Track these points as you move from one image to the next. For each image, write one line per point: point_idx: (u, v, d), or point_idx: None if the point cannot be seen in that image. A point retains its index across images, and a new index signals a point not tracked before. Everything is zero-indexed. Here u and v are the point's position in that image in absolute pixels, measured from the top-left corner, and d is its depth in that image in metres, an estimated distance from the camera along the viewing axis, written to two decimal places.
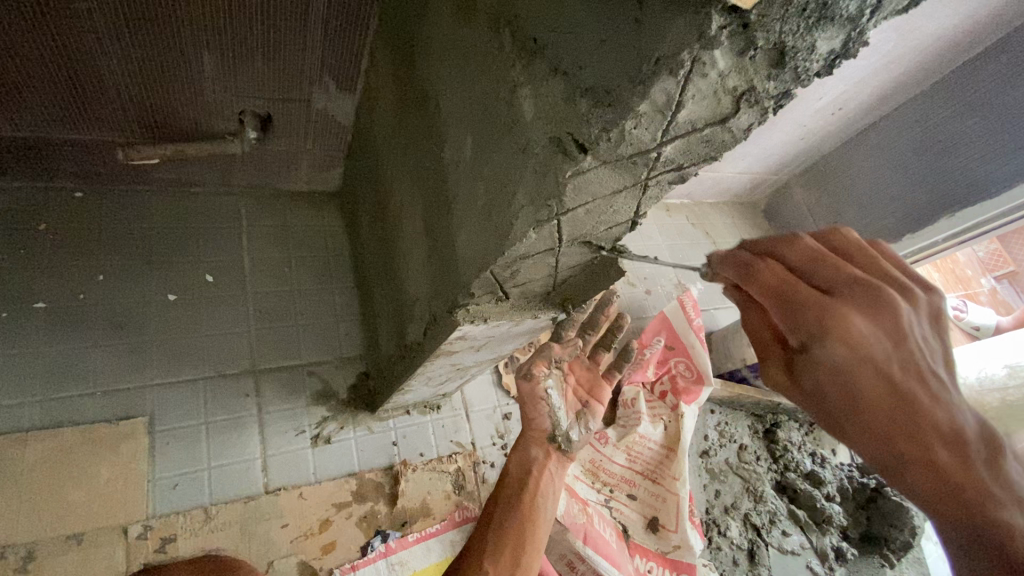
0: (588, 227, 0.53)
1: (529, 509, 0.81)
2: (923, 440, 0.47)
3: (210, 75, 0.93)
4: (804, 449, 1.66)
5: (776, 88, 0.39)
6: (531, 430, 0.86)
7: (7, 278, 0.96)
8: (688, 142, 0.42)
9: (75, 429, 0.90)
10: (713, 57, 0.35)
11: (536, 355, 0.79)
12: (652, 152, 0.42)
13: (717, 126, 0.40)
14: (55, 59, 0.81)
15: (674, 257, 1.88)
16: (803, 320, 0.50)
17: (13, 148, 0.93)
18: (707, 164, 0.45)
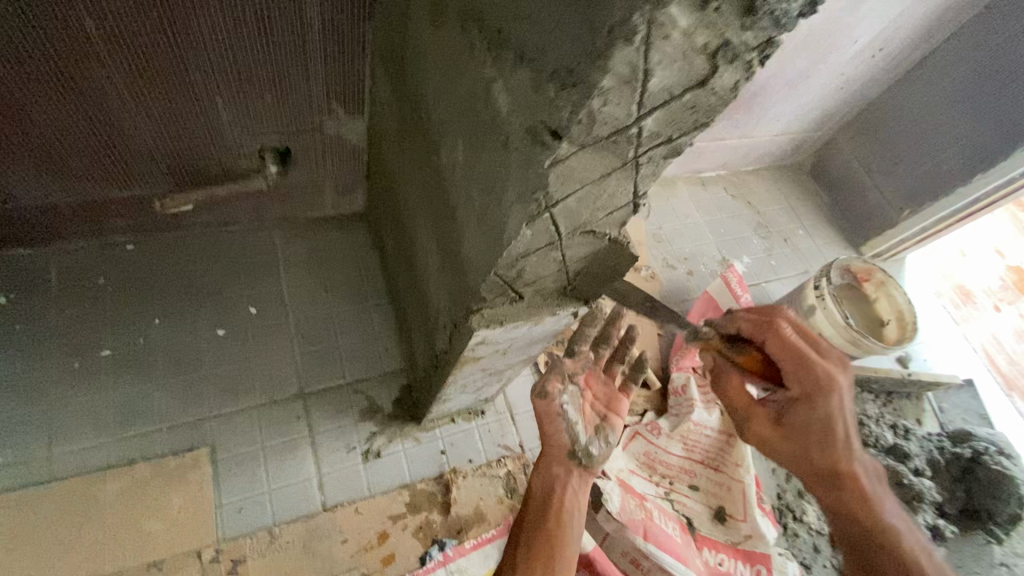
0: (586, 216, 0.50)
1: (554, 526, 0.80)
2: (846, 460, 0.84)
3: (226, 118, 0.97)
4: (883, 421, 1.52)
5: (756, 38, 0.35)
6: (551, 449, 0.85)
7: (77, 332, 1.05)
8: (669, 112, 0.39)
9: (147, 463, 0.98)
10: (671, 16, 0.32)
11: (551, 372, 0.83)
12: (631, 128, 0.39)
13: (697, 90, 0.37)
14: (88, 126, 0.88)
15: (713, 233, 1.78)
16: (807, 376, 0.82)
17: (70, 212, 1.02)
18: (698, 131, 0.41)
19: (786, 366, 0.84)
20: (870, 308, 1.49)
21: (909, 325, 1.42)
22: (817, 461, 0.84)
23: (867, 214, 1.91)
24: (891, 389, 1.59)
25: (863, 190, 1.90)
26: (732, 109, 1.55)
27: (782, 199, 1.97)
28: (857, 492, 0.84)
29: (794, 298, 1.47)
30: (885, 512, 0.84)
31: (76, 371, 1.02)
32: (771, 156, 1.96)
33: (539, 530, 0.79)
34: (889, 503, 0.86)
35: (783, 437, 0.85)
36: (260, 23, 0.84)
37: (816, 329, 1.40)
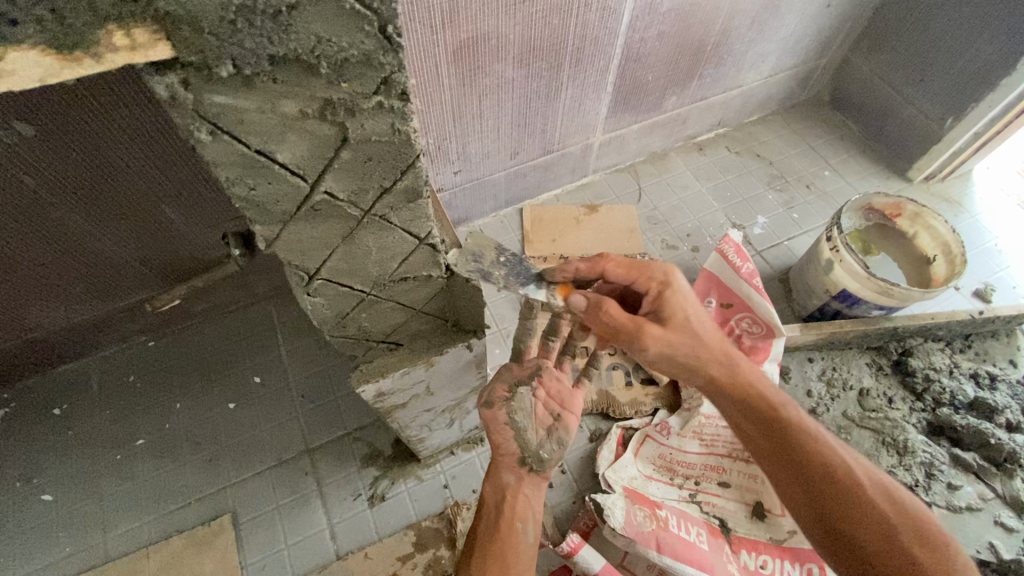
0: (373, 270, 0.56)
1: (506, 534, 0.82)
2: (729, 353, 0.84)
3: (179, 221, 1.06)
4: (958, 372, 1.28)
5: (349, 87, 0.39)
6: (500, 458, 0.86)
7: (115, 427, 1.21)
8: (338, 169, 0.44)
9: (181, 535, 1.10)
10: (224, 102, 0.37)
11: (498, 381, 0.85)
12: (313, 194, 0.45)
13: (340, 145, 0.42)
14: (67, 259, 1.01)
15: (719, 199, 1.63)
16: (655, 269, 0.84)
17: (92, 327, 1.19)
18: (396, 173, 0.46)
19: (640, 283, 0.84)
20: (910, 245, 1.29)
21: (958, 258, 1.20)
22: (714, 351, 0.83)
23: (904, 135, 1.65)
24: (967, 332, 1.35)
25: (894, 107, 1.64)
26: (700, 66, 1.44)
27: (799, 142, 1.76)
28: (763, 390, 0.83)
29: (811, 255, 1.30)
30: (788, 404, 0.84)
31: (118, 462, 1.17)
32: (776, 98, 1.77)
33: (492, 539, 0.82)
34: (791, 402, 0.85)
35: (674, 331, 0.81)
36: (168, 137, 0.90)
37: (838, 286, 1.23)
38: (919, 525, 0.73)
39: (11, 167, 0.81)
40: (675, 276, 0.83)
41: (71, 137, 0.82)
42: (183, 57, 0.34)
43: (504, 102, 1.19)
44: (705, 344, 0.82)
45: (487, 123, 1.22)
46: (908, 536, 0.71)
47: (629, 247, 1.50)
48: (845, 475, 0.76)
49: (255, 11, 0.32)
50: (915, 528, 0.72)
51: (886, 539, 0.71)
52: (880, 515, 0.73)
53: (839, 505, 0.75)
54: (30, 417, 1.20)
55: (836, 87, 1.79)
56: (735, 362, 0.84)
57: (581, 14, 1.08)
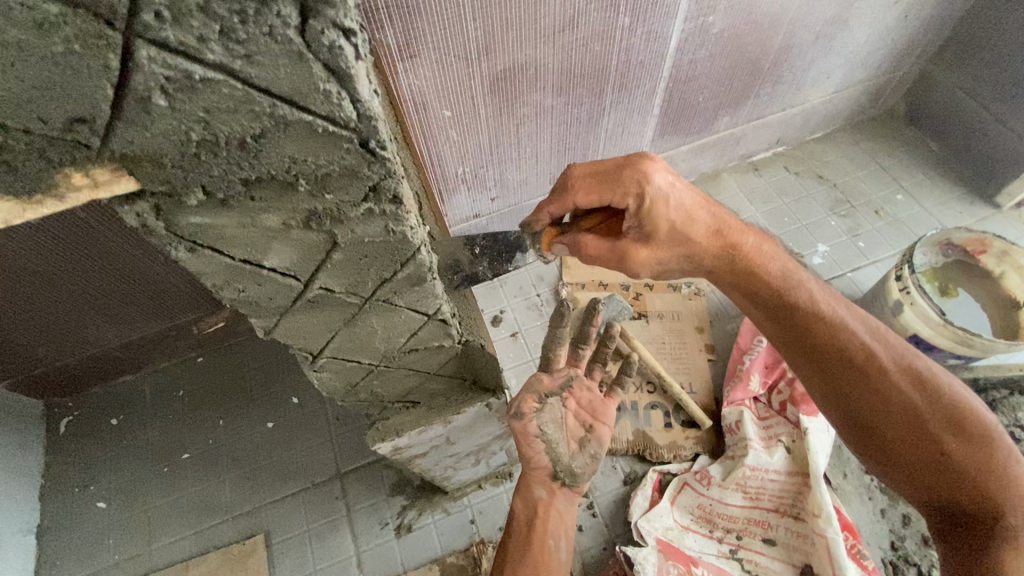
0: (383, 344, 0.57)
1: (538, 550, 0.81)
2: (731, 241, 0.76)
3: None
4: None
5: (331, 199, 0.40)
6: (531, 472, 0.84)
7: (165, 440, 1.27)
8: (330, 266, 0.46)
9: (218, 552, 1.14)
10: (199, 220, 0.39)
11: (526, 391, 0.82)
12: (307, 289, 0.47)
13: (328, 247, 0.44)
14: (103, 297, 1.08)
15: (774, 225, 1.52)
16: (626, 179, 0.70)
17: (148, 346, 1.26)
18: (393, 266, 0.48)
19: (617, 200, 0.71)
20: (996, 286, 1.15)
21: None
22: (712, 246, 0.76)
23: (994, 155, 1.48)
24: None
25: (983, 125, 1.47)
26: (756, 85, 1.34)
27: (869, 162, 1.62)
28: (773, 282, 0.77)
29: (877, 293, 1.19)
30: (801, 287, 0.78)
31: (165, 475, 1.23)
32: (843, 114, 1.63)
33: (525, 552, 0.80)
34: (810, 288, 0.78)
35: (661, 243, 0.73)
36: None
37: (908, 330, 1.11)
38: (951, 410, 0.72)
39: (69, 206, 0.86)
40: (652, 180, 0.70)
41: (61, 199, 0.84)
42: (151, 188, 0.36)
43: (542, 130, 1.15)
44: (700, 244, 0.74)
45: (524, 151, 1.19)
46: (939, 427, 0.71)
47: None
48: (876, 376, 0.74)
49: (219, 144, 0.34)
50: (949, 417, 0.71)
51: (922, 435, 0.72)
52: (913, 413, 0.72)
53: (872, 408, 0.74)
54: (91, 426, 1.28)
55: (914, 101, 1.63)
56: (738, 252, 0.77)
57: (624, 39, 1.02)
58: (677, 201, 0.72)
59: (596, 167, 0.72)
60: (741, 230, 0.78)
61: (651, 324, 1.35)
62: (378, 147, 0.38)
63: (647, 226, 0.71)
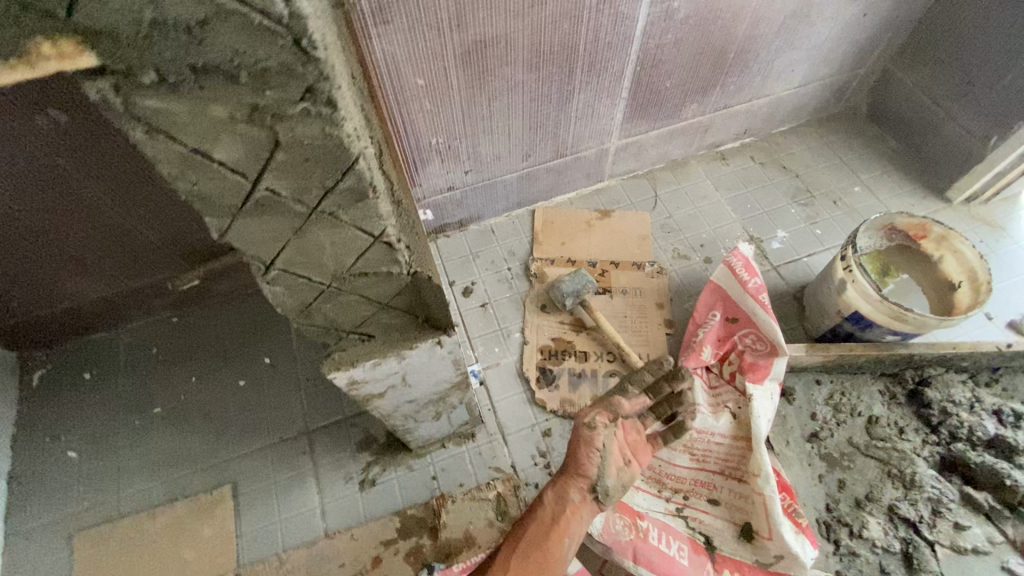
0: (332, 264, 0.61)
1: (552, 543, 0.93)
2: None
3: (167, 199, 1.08)
4: (982, 406, 1.21)
5: (277, 95, 0.44)
6: (574, 475, 0.96)
7: (136, 394, 1.30)
8: (276, 168, 0.49)
9: (185, 500, 1.17)
10: (154, 105, 0.42)
11: (603, 408, 0.96)
12: (255, 190, 0.50)
13: (273, 149, 0.47)
14: (75, 246, 1.09)
15: (738, 210, 1.59)
16: None
17: (116, 301, 1.29)
18: (336, 174, 0.51)
19: None
20: (935, 269, 1.22)
21: (983, 284, 1.13)
22: None
23: (945, 152, 1.56)
24: (995, 366, 1.27)
25: (937, 123, 1.55)
26: (724, 73, 1.40)
27: (831, 155, 1.69)
28: None
29: (825, 273, 1.26)
30: None
31: (136, 427, 1.26)
32: (809, 107, 1.70)
33: (540, 543, 0.94)
34: None
35: None
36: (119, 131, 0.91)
37: (851, 307, 1.18)
38: None
39: (44, 149, 0.89)
40: None
41: (19, 138, 0.86)
42: (109, 65, 0.39)
43: (514, 105, 1.20)
44: None
45: (497, 125, 1.24)
46: None
47: (638, 254, 1.49)
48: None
49: (168, 26, 0.37)
50: None
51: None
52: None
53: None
54: (63, 380, 1.31)
55: (875, 99, 1.71)
56: None
57: (592, 19, 1.08)
58: None
59: None
60: None
61: (616, 299, 1.42)
62: (318, 46, 0.41)
63: None
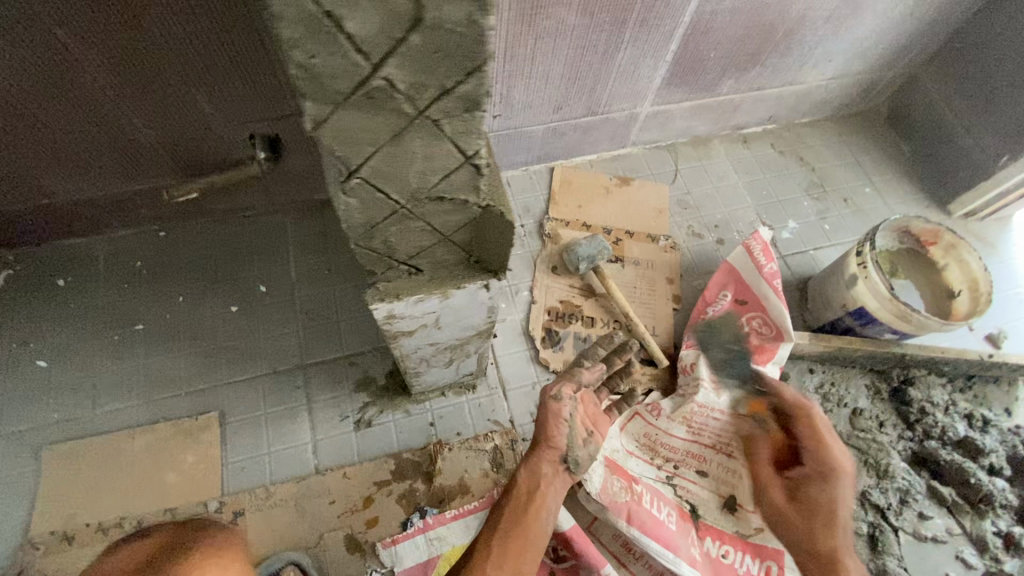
0: (415, 182, 0.53)
1: (531, 521, 0.87)
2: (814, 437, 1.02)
3: (182, 95, 0.98)
4: (954, 409, 1.28)
5: None
6: (543, 448, 0.93)
7: (116, 308, 1.21)
8: (407, 56, 0.41)
9: (168, 423, 1.12)
10: None
11: (567, 378, 0.96)
12: (375, 79, 0.42)
13: (418, 30, 0.39)
14: (69, 136, 0.99)
15: (752, 196, 1.59)
16: (820, 452, 1.00)
17: (105, 208, 1.18)
18: (465, 75, 0.44)
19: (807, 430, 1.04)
20: (938, 276, 1.26)
21: (983, 296, 1.17)
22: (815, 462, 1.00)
23: (954, 164, 1.59)
24: (972, 374, 1.34)
25: (952, 135, 1.57)
26: (765, 53, 1.37)
27: (846, 153, 1.70)
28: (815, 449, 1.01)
29: (835, 266, 1.28)
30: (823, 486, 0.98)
31: (116, 343, 1.18)
32: (834, 103, 1.70)
33: (520, 519, 0.87)
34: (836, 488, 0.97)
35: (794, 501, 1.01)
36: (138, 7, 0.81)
37: (858, 303, 1.21)
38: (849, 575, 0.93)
39: (46, 15, 0.79)
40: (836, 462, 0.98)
41: None
42: None
43: (556, 53, 1.14)
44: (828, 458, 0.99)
45: (534, 71, 1.17)
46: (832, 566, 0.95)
47: (653, 227, 1.48)
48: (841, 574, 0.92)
49: None
50: None
51: (819, 564, 0.94)
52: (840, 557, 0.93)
53: (811, 456, 1.00)
54: (33, 284, 1.21)
55: (896, 103, 1.72)
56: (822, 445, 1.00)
57: None
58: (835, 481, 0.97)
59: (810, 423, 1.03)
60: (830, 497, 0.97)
61: (626, 269, 1.41)
62: None
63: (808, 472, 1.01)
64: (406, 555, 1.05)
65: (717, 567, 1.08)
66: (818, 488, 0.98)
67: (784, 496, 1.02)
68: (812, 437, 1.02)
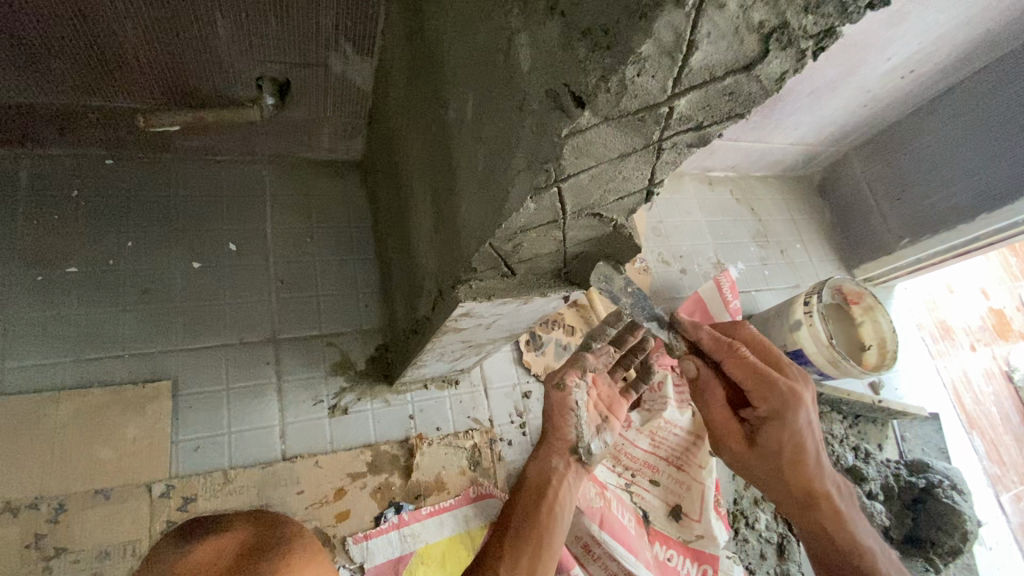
0: (595, 197, 0.47)
1: (545, 518, 0.85)
2: (778, 401, 0.86)
3: (200, 7, 0.84)
4: (847, 441, 1.54)
5: (816, 25, 0.33)
6: (554, 440, 0.91)
7: (42, 241, 0.99)
8: (705, 95, 0.36)
9: (105, 389, 0.94)
10: None
11: (572, 366, 0.91)
12: (662, 107, 0.36)
13: (741, 74, 0.35)
14: (33, 22, 0.79)
15: (712, 233, 1.76)
16: (772, 400, 0.86)
17: (45, 117, 0.96)
18: (731, 122, 0.40)
19: (757, 398, 0.88)
20: (854, 330, 1.51)
21: (889, 353, 1.43)
22: (779, 434, 0.88)
23: (864, 237, 1.89)
24: (859, 413, 1.62)
25: (866, 213, 1.86)
26: None
27: (785, 210, 1.95)
28: (768, 405, 0.87)
29: (782, 310, 1.47)
30: (792, 434, 0.87)
31: (37, 285, 0.97)
32: (782, 164, 1.93)
33: (531, 518, 0.84)
34: (803, 426, 0.87)
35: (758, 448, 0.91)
36: None
37: (799, 344, 1.41)
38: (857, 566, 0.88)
39: None
40: (792, 411, 0.86)
41: None
42: None
43: None
44: (788, 419, 0.86)
45: None
46: (828, 537, 0.91)
47: None
48: (824, 500, 0.91)
49: None
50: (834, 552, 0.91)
51: (800, 505, 0.92)
52: (820, 486, 0.90)
53: (765, 397, 0.87)
54: None
55: (827, 175, 2.00)
56: (784, 412, 0.86)
57: None
58: (796, 436, 0.88)
59: (762, 372, 0.87)
60: (795, 442, 0.88)
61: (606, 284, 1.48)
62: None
63: (761, 430, 0.90)
64: (378, 552, 0.99)
65: (664, 569, 1.18)
66: (777, 434, 0.88)
67: (745, 447, 0.92)
68: (751, 378, 0.88)
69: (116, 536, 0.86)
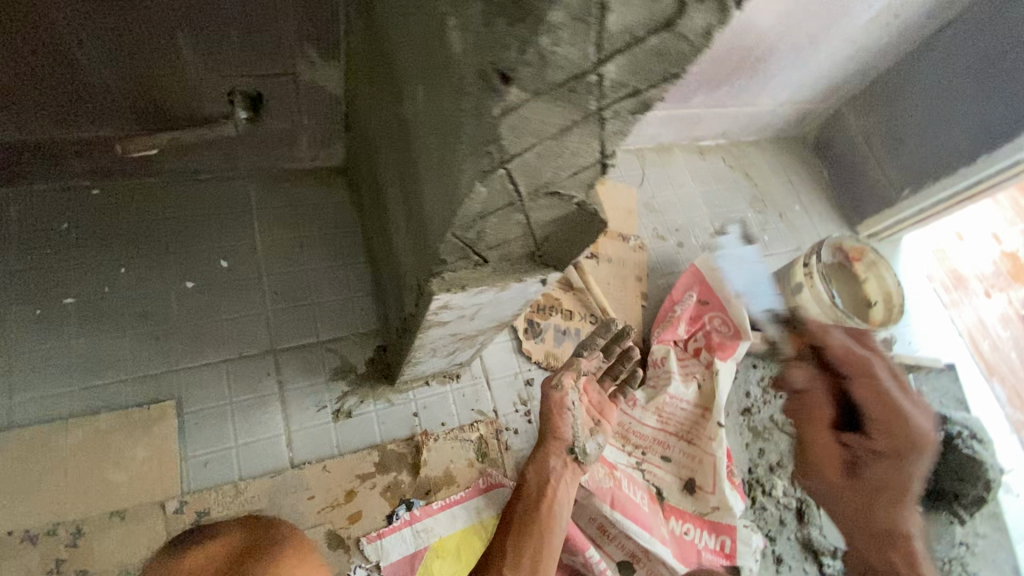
0: (547, 175, 0.47)
1: (545, 518, 0.86)
2: (898, 411, 0.96)
3: (161, 28, 0.84)
4: None
5: None
6: (550, 440, 0.92)
7: (37, 276, 1.01)
8: (633, 60, 0.36)
9: (110, 414, 0.96)
10: None
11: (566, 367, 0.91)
12: (589, 76, 0.36)
13: (665, 34, 0.34)
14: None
15: (706, 204, 1.73)
16: (898, 436, 0.94)
17: (26, 153, 0.97)
18: (669, 86, 0.39)
19: (888, 432, 0.95)
20: (859, 288, 1.48)
21: (896, 307, 1.41)
22: (882, 441, 0.96)
23: (863, 191, 1.85)
24: None
25: (864, 166, 1.82)
26: (735, 73, 1.48)
27: (780, 172, 1.90)
28: (882, 429, 0.96)
29: (783, 274, 1.45)
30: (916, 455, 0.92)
31: (37, 319, 0.99)
32: (774, 126, 1.88)
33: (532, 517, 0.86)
34: (929, 437, 0.93)
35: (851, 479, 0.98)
36: None
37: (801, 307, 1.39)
38: None
39: None
40: (927, 441, 0.92)
41: None
42: None
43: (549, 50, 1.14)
44: (903, 434, 0.94)
45: None
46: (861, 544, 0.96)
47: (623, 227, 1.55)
48: (900, 543, 0.91)
49: None
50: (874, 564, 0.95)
51: (872, 538, 0.94)
52: (888, 515, 0.93)
53: (886, 432, 0.95)
54: None
55: (821, 132, 1.94)
56: (897, 428, 0.94)
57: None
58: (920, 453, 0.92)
59: (880, 386, 1.01)
60: (920, 445, 0.92)
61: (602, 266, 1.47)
62: None
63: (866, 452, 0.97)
64: (392, 549, 1.01)
65: (681, 545, 1.17)
66: (883, 469, 0.94)
67: (844, 475, 0.99)
68: (876, 402, 0.99)
69: (136, 554, 0.89)
